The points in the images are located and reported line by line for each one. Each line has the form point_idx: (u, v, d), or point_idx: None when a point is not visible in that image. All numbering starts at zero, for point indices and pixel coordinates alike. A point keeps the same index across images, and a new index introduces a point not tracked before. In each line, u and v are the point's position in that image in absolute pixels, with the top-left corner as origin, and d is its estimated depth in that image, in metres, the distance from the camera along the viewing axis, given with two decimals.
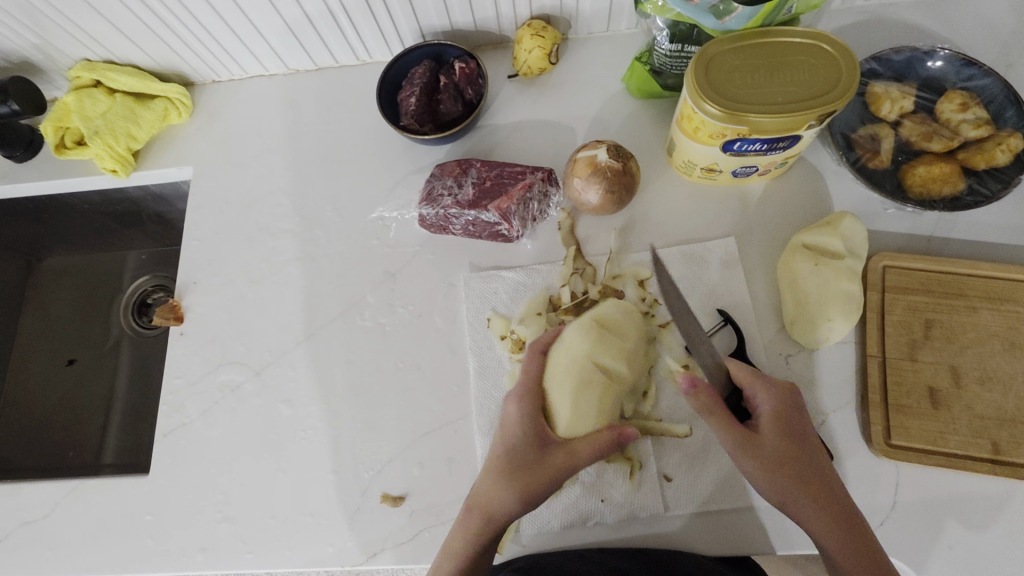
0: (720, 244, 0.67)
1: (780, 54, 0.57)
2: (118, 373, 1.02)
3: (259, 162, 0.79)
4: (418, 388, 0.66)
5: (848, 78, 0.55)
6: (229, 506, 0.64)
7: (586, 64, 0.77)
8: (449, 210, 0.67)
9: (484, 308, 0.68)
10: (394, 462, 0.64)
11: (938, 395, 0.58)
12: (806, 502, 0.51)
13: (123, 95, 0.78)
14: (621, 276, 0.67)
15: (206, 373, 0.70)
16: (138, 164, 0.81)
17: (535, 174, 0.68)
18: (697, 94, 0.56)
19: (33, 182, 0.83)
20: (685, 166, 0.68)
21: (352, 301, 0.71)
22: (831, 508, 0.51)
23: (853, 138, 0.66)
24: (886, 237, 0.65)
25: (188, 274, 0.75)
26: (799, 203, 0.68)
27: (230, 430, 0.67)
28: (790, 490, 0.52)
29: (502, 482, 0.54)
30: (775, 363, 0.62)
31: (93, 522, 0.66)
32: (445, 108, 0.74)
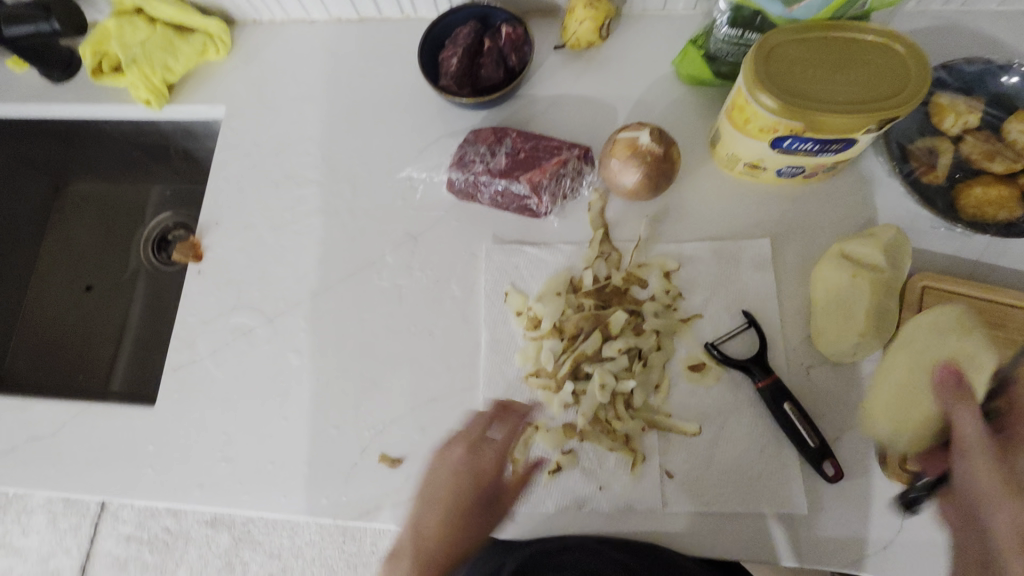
0: (754, 245, 0.64)
1: (847, 51, 0.54)
2: (132, 304, 1.03)
3: (292, 108, 0.78)
4: (428, 354, 0.66)
5: (916, 84, 0.52)
6: (229, 447, 0.65)
7: (637, 42, 0.74)
8: (479, 177, 0.66)
9: (503, 282, 0.67)
10: (395, 424, 0.64)
11: None
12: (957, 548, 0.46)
13: (163, 25, 0.77)
14: (646, 265, 0.65)
15: (220, 313, 0.70)
16: (172, 97, 0.80)
17: (572, 151, 0.66)
18: (753, 84, 0.54)
19: (67, 104, 0.83)
20: (729, 159, 0.65)
21: (371, 259, 0.70)
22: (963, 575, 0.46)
23: (910, 149, 0.63)
24: (929, 257, 0.62)
25: (211, 213, 0.74)
26: (842, 211, 0.65)
27: (238, 373, 0.68)
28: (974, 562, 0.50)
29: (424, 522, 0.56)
30: (795, 372, 0.60)
31: (96, 445, 0.67)
32: (486, 73, 0.71)
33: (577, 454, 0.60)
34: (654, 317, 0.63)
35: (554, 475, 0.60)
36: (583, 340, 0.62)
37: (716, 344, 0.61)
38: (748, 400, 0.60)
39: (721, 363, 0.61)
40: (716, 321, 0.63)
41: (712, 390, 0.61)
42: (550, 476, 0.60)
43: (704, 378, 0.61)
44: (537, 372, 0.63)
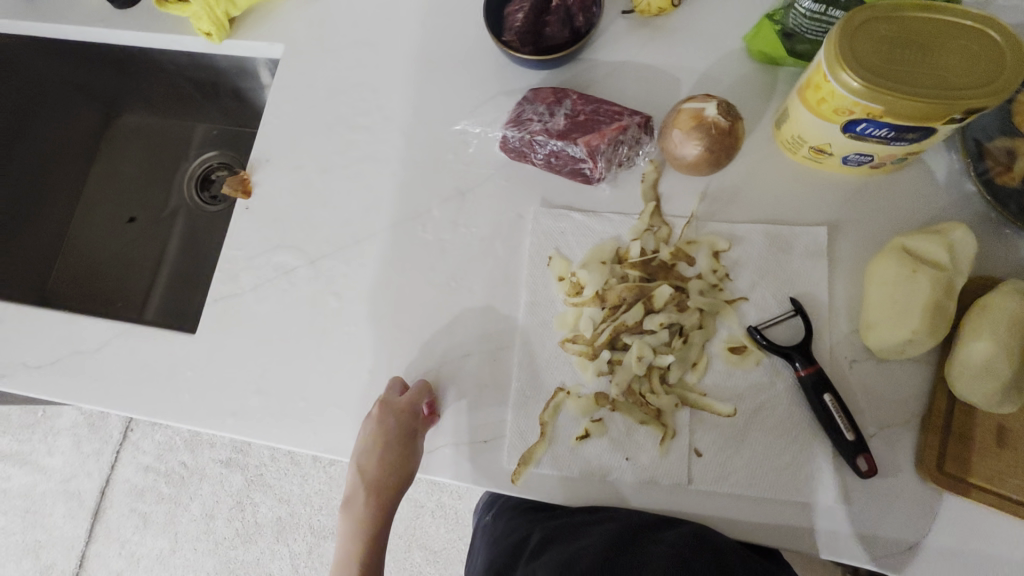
0: (810, 232, 0.63)
1: (940, 33, 0.52)
2: (171, 240, 1.05)
3: (350, 52, 0.77)
4: (466, 310, 0.66)
5: (1010, 74, 0.50)
6: (264, 381, 0.66)
7: (708, 13, 0.72)
8: (535, 136, 0.65)
9: (548, 245, 0.66)
10: (428, 376, 0.64)
11: (1006, 434, 0.54)
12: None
13: None
14: (696, 243, 0.64)
15: (263, 250, 0.71)
16: (231, 31, 0.80)
17: (633, 117, 0.64)
18: (836, 59, 0.52)
19: (128, 30, 0.83)
20: (793, 141, 0.63)
21: (416, 211, 0.70)
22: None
23: (986, 148, 0.60)
24: (995, 262, 0.60)
25: (261, 151, 0.75)
26: (905, 207, 0.63)
27: (277, 310, 0.68)
28: None
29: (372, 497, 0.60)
30: (838, 365, 0.59)
31: (136, 366, 0.68)
32: (551, 32, 0.70)
33: (606, 424, 0.60)
34: (699, 296, 0.62)
35: (581, 441, 0.60)
36: (624, 310, 0.61)
37: (759, 328, 0.60)
38: (786, 387, 0.59)
39: (762, 348, 0.60)
40: (762, 306, 0.61)
41: (750, 373, 0.60)
42: (575, 442, 0.60)
43: (743, 361, 0.60)
44: (573, 338, 0.62)
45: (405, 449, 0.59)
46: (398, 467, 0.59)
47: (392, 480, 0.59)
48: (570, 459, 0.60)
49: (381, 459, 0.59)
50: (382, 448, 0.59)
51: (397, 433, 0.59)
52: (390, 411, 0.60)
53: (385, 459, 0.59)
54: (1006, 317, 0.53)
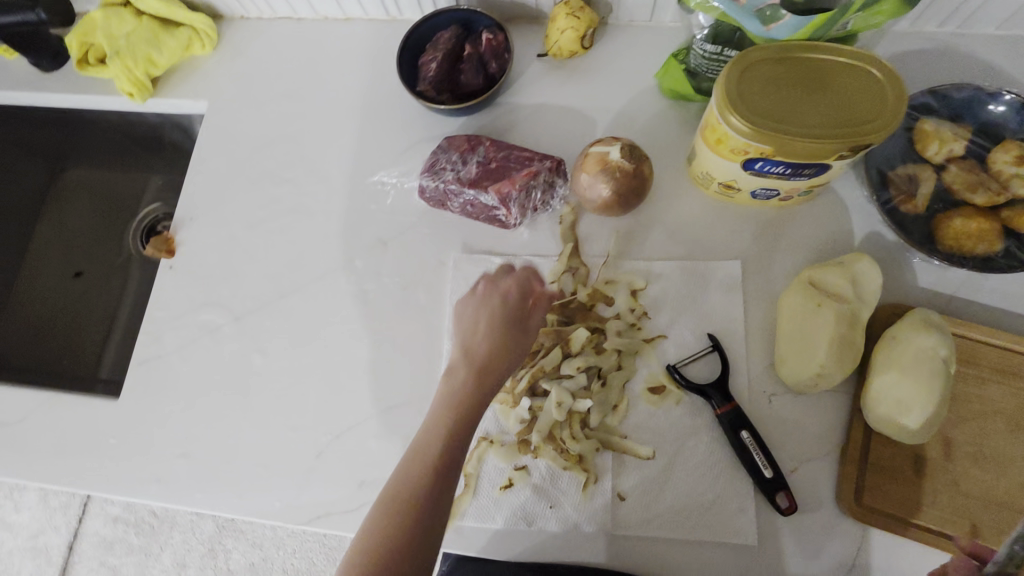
0: (724, 266, 0.63)
1: (823, 73, 0.53)
2: (125, 292, 1.04)
3: (273, 106, 0.77)
4: (390, 361, 0.65)
5: (891, 111, 0.50)
6: (189, 444, 0.65)
7: (621, 53, 0.73)
8: (449, 186, 0.65)
9: (469, 292, 0.66)
10: (353, 430, 0.64)
11: (923, 464, 0.55)
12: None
13: (150, 17, 0.77)
14: (614, 282, 0.64)
15: (189, 309, 0.70)
16: (156, 90, 0.80)
17: (543, 163, 0.64)
18: (723, 103, 0.52)
19: (55, 93, 0.84)
20: (703, 178, 0.64)
21: (340, 262, 0.70)
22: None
23: (890, 175, 0.61)
24: (903, 287, 0.60)
25: (186, 209, 0.75)
26: (816, 237, 0.63)
27: (202, 370, 0.68)
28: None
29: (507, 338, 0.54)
30: (756, 400, 0.59)
31: (61, 434, 0.68)
32: (466, 78, 0.71)
33: (529, 471, 0.60)
34: (617, 336, 0.62)
35: (505, 491, 0.59)
36: (543, 354, 0.62)
37: (677, 367, 0.60)
38: (706, 425, 0.59)
39: (681, 387, 0.60)
40: (680, 343, 0.62)
41: (671, 413, 0.60)
42: (499, 492, 0.59)
43: (662, 400, 0.60)
44: None
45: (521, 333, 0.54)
46: (491, 364, 0.53)
47: (495, 377, 0.52)
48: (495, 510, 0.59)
49: (488, 329, 0.54)
50: (491, 327, 0.54)
51: (511, 315, 0.55)
52: (494, 289, 0.57)
53: (489, 340, 0.53)
54: (913, 351, 0.53)
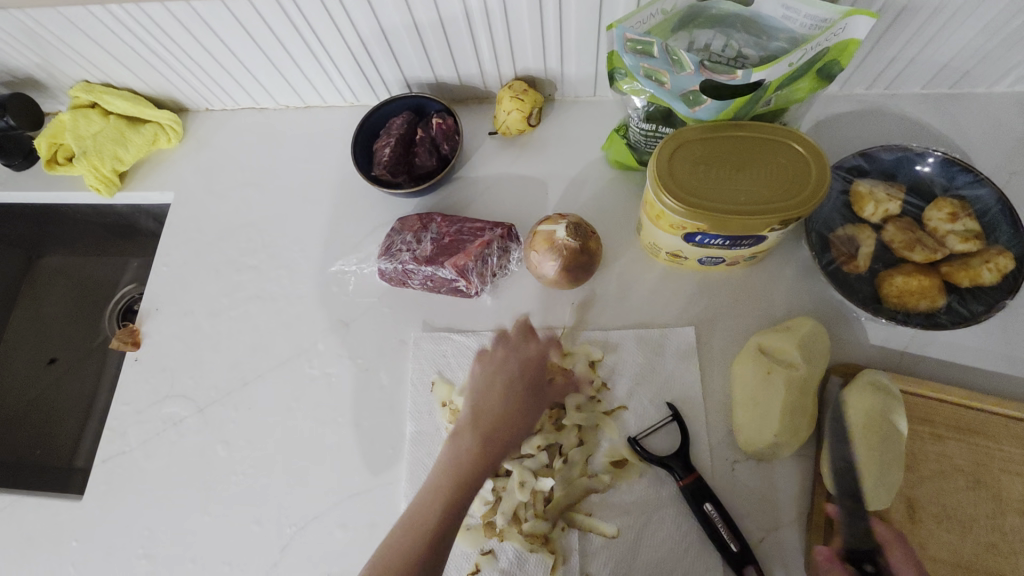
0: (679, 332, 0.64)
1: (750, 151, 0.55)
2: (102, 378, 1.03)
3: (237, 194, 0.80)
4: (354, 446, 0.65)
5: (816, 185, 0.52)
6: (152, 544, 0.64)
7: (569, 127, 0.76)
8: (407, 266, 0.65)
9: (430, 370, 0.66)
10: (319, 520, 0.63)
11: (887, 528, 0.54)
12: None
13: (117, 117, 0.80)
14: (572, 353, 0.65)
15: (153, 402, 0.70)
16: (124, 184, 0.82)
17: (494, 230, 0.66)
18: (657, 183, 0.54)
19: (26, 190, 0.86)
20: (651, 247, 0.65)
21: (303, 346, 0.70)
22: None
23: (830, 238, 0.63)
24: (855, 345, 0.61)
25: (152, 300, 0.76)
26: (767, 298, 0.65)
27: (166, 465, 0.67)
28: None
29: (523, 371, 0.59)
30: (719, 469, 0.59)
31: (21, 541, 0.66)
32: (420, 161, 0.73)
33: (496, 554, 0.59)
34: (577, 410, 0.62)
35: None
36: None
37: (638, 439, 0.60)
38: (670, 497, 0.58)
39: (643, 459, 0.59)
40: (640, 413, 0.62)
41: (635, 486, 0.59)
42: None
43: (626, 474, 0.60)
44: None
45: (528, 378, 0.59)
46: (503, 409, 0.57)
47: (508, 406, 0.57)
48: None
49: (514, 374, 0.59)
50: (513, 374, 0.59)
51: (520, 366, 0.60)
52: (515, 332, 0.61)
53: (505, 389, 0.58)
54: (852, 418, 0.54)
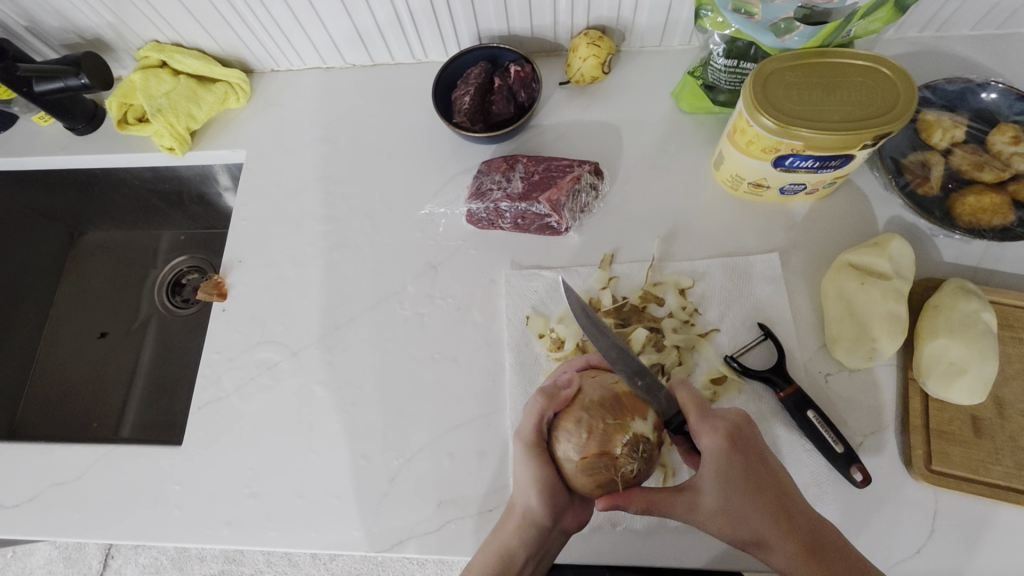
0: (763, 259, 0.67)
1: (837, 75, 0.58)
2: (143, 349, 1.03)
3: (311, 149, 0.81)
4: (454, 380, 0.67)
5: (905, 102, 0.56)
6: (257, 483, 0.65)
7: (637, 75, 0.79)
8: (499, 204, 0.68)
9: (524, 305, 0.68)
10: (424, 451, 0.64)
11: (980, 424, 0.57)
12: (759, 552, 0.52)
13: (187, 77, 0.81)
14: (662, 283, 0.68)
15: (245, 349, 0.71)
16: (194, 144, 0.83)
17: (582, 167, 0.69)
18: (753, 107, 0.57)
19: (90, 155, 0.86)
20: (732, 180, 0.69)
21: (393, 289, 0.72)
22: (803, 554, 0.50)
23: (903, 164, 0.67)
24: (930, 264, 0.65)
25: (233, 253, 0.76)
26: (843, 225, 0.68)
27: (263, 408, 0.68)
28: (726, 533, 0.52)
29: (582, 424, 0.53)
30: (814, 380, 0.62)
31: (122, 488, 0.67)
32: (497, 109, 0.75)
33: None
34: (673, 333, 0.65)
35: None
36: None
37: (735, 356, 0.63)
38: (770, 408, 0.61)
39: (741, 376, 0.62)
40: (732, 335, 0.65)
41: (734, 402, 0.62)
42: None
43: (726, 391, 0.63)
44: None
45: (617, 402, 0.54)
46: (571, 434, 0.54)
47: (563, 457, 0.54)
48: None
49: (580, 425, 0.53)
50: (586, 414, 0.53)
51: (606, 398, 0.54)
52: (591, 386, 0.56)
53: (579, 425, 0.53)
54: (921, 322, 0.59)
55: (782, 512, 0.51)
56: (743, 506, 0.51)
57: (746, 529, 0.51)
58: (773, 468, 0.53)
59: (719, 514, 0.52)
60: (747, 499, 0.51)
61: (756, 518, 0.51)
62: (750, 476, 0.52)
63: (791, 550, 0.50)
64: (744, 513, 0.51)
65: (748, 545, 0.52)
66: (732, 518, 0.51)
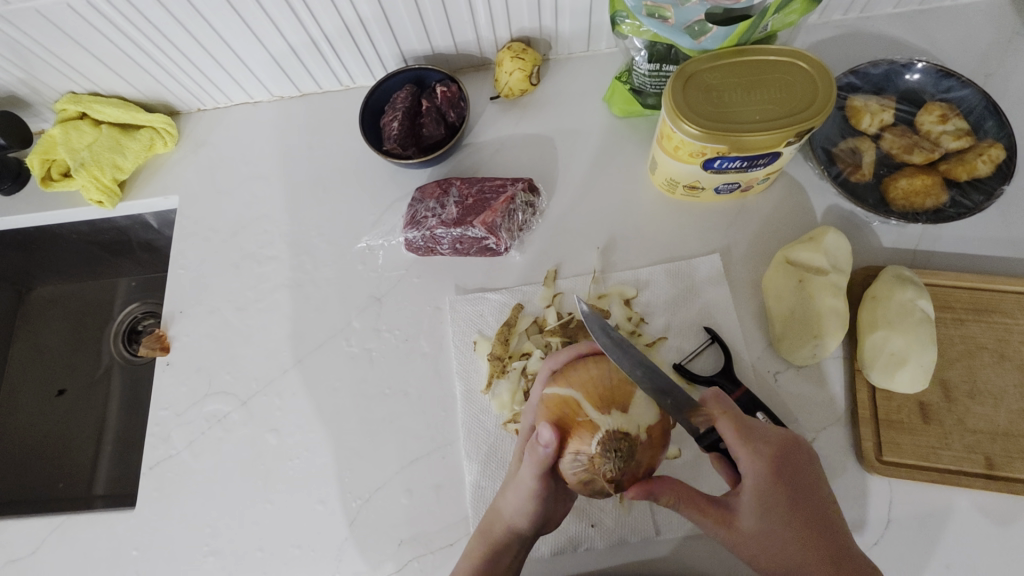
0: (705, 261, 0.67)
1: (756, 72, 0.57)
2: (109, 401, 0.96)
3: (245, 189, 0.79)
4: (406, 414, 0.66)
5: (824, 96, 0.55)
6: (216, 539, 0.64)
7: (568, 82, 0.78)
8: (435, 231, 0.67)
9: (471, 331, 0.68)
10: (382, 490, 0.63)
11: (928, 410, 0.58)
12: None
13: (109, 125, 0.78)
14: (606, 295, 0.67)
15: (193, 403, 0.70)
16: (124, 194, 0.81)
17: (516, 185, 0.68)
18: (674, 114, 0.56)
19: (19, 214, 0.83)
20: (668, 184, 0.68)
21: (338, 326, 0.71)
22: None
23: (834, 152, 0.67)
24: (868, 251, 0.65)
25: (173, 304, 0.75)
26: (782, 218, 0.68)
27: (216, 462, 0.67)
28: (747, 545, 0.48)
29: (556, 406, 0.53)
30: (763, 380, 0.62)
31: (79, 558, 0.65)
32: (428, 131, 0.73)
33: None
34: None
35: None
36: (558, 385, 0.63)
37: (683, 364, 0.63)
38: None
39: (691, 383, 0.62)
40: (680, 341, 0.64)
41: None
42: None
43: None
44: (514, 418, 0.63)
45: (595, 385, 0.53)
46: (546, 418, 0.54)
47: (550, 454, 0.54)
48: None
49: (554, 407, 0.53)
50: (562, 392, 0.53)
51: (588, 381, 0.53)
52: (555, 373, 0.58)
53: (552, 407, 0.53)
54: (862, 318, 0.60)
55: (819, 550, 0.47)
56: (772, 525, 0.48)
57: (779, 557, 0.47)
58: (824, 499, 0.49)
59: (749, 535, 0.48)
60: (780, 522, 0.48)
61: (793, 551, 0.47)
62: (790, 505, 0.48)
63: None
64: (783, 543, 0.47)
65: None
66: (767, 545, 0.48)
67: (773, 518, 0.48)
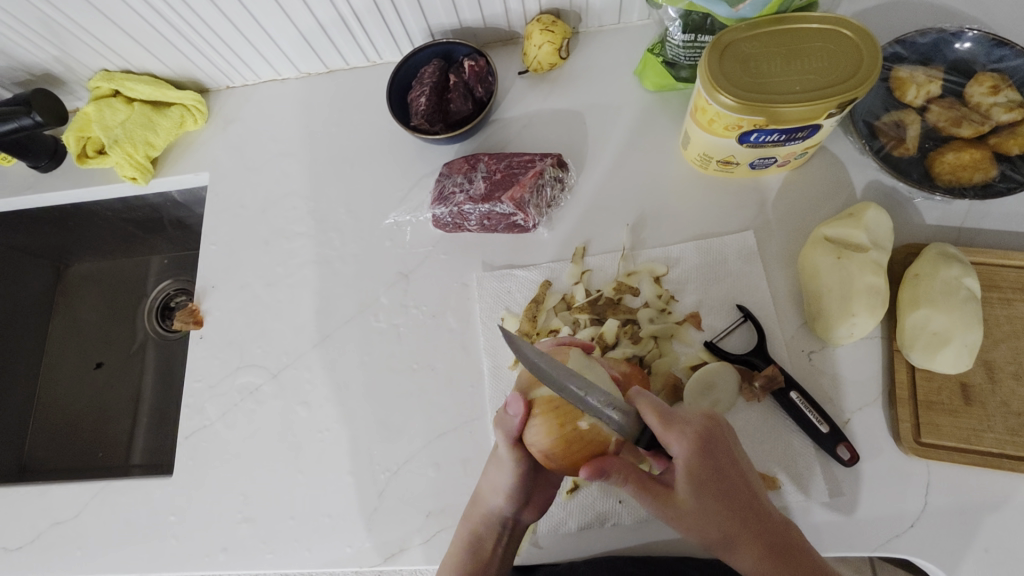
0: (739, 238, 0.65)
1: (797, 41, 0.55)
2: (144, 374, 0.99)
3: (274, 166, 0.80)
4: (435, 389, 0.66)
5: (867, 67, 0.52)
6: (249, 507, 0.66)
7: (598, 56, 0.76)
8: (462, 207, 0.67)
9: (498, 308, 0.67)
10: (409, 463, 0.64)
11: (970, 391, 0.56)
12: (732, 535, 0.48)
13: (141, 103, 0.80)
14: (636, 273, 0.66)
15: (226, 375, 0.71)
16: (155, 171, 0.82)
17: (545, 161, 0.67)
18: (710, 86, 0.54)
19: (56, 191, 0.85)
20: (701, 159, 0.66)
21: (367, 302, 0.71)
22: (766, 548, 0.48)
23: (876, 126, 0.64)
24: (910, 228, 0.63)
25: (206, 279, 0.76)
26: (819, 194, 0.66)
27: (249, 431, 0.69)
28: (713, 507, 0.48)
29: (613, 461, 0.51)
30: (796, 360, 0.61)
31: (120, 521, 0.68)
32: (455, 107, 0.73)
33: None
34: (650, 323, 0.64)
35: (572, 493, 0.60)
36: None
37: (714, 342, 0.62)
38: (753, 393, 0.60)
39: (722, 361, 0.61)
40: (711, 318, 0.63)
41: None
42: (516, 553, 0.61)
43: None
44: None
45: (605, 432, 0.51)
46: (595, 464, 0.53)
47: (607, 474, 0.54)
48: (523, 562, 0.61)
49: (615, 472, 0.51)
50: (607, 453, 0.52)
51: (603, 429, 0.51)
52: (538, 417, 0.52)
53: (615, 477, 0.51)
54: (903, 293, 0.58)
55: (753, 516, 0.49)
56: (727, 489, 0.49)
57: (725, 511, 0.48)
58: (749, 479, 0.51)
59: (703, 495, 0.48)
60: (726, 491, 0.49)
61: (737, 506, 0.49)
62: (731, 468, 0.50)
63: (753, 553, 0.48)
64: (737, 501, 0.49)
65: (725, 532, 0.48)
66: (719, 503, 0.48)
67: (731, 483, 0.49)
